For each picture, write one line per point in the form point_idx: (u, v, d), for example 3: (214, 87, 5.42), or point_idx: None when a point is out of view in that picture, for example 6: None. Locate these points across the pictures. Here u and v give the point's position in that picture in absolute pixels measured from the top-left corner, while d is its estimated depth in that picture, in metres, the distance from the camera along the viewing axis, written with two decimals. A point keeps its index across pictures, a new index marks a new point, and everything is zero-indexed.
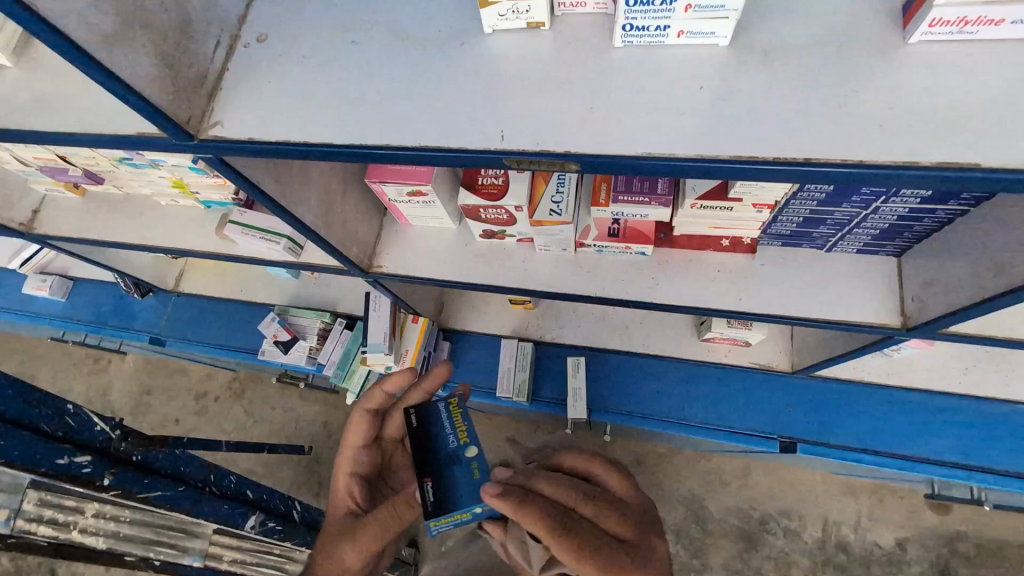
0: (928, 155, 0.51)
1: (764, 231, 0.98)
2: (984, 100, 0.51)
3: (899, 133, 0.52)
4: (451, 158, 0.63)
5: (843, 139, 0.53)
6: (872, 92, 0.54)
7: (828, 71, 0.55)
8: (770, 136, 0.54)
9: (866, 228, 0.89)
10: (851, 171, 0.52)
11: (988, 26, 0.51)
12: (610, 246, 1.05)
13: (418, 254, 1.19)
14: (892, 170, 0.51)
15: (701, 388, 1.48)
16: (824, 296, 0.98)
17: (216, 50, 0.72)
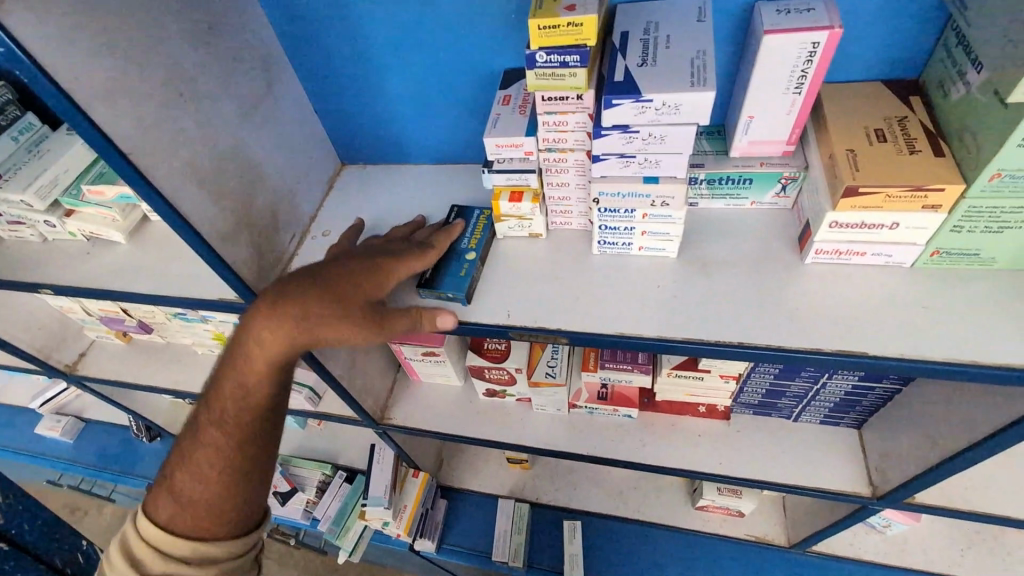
0: (833, 344, 0.66)
1: (734, 400, 1.10)
2: (867, 304, 0.69)
3: (810, 327, 0.68)
4: (468, 330, 0.79)
5: (768, 330, 0.69)
6: (786, 296, 0.72)
7: (751, 279, 0.74)
8: (713, 325, 0.71)
9: (822, 401, 1.01)
10: (778, 354, 0.67)
11: (857, 256, 0.70)
12: (599, 408, 1.17)
13: (426, 409, 1.30)
14: (808, 355, 0.66)
15: (700, 561, 1.45)
16: (798, 463, 1.06)
17: (291, 241, 0.94)
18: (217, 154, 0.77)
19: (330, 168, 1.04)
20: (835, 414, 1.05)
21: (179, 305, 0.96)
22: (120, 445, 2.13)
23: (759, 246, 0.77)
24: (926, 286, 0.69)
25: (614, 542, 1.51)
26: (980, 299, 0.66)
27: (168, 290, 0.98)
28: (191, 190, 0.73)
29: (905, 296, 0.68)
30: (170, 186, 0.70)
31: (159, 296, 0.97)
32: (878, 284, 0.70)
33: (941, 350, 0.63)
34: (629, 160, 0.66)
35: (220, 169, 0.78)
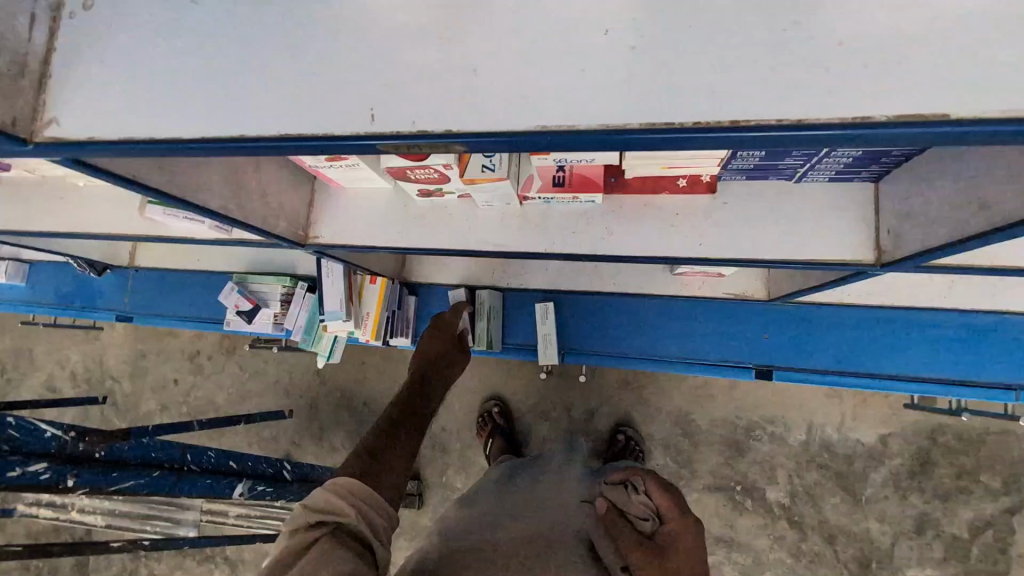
0: (878, 107, 0.42)
1: (723, 167, 0.87)
2: (945, 21, 0.42)
3: (846, 87, 0.43)
4: (328, 145, 0.52)
5: (778, 94, 0.44)
6: (815, 24, 0.44)
7: (760, 1, 0.45)
8: (695, 96, 0.45)
9: (835, 158, 0.78)
10: (787, 134, 0.44)
11: None
12: (556, 197, 0.95)
13: (353, 220, 1.08)
14: (835, 132, 0.43)
15: (676, 323, 1.44)
16: (790, 233, 0.89)
17: (34, 27, 0.56)
18: None
19: None
20: (850, 170, 0.83)
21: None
22: (74, 282, 2.01)
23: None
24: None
25: (589, 314, 1.48)
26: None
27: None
28: None
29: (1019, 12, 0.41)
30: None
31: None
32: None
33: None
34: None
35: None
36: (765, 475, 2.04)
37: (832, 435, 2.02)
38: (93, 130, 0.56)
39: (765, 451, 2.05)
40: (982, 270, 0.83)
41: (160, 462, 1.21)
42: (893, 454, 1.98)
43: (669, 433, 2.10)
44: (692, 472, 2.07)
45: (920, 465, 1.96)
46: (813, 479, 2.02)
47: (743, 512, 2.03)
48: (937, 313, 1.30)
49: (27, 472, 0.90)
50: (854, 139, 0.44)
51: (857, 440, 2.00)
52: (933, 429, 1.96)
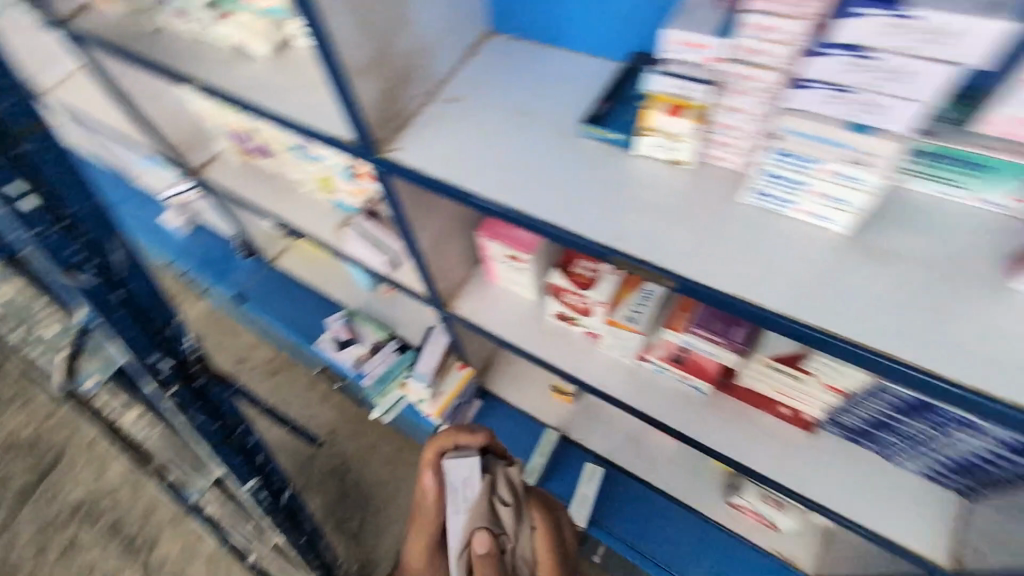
0: (997, 389, 0.58)
1: (829, 416, 0.96)
2: None
3: (884, 331, 0.63)
4: (561, 235, 0.75)
5: (916, 345, 0.62)
6: (961, 320, 0.63)
7: (922, 288, 0.65)
8: (858, 321, 0.64)
9: (938, 456, 0.85)
10: (918, 376, 0.60)
11: None
12: (669, 369, 1.09)
13: (492, 310, 1.26)
14: (881, 359, 0.61)
15: (708, 552, 1.39)
16: (879, 503, 0.92)
17: (421, 96, 0.91)
18: None
19: (477, 31, 0.98)
20: (940, 473, 0.89)
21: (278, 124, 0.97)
22: (218, 252, 2.26)
23: (847, 246, 0.69)
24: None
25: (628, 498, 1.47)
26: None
27: (284, 105, 0.97)
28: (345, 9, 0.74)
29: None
30: (324, 1, 0.71)
31: (272, 115, 0.96)
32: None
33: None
34: (866, 61, 0.56)
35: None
36: None
37: None
38: (422, 166, 0.85)
39: None
40: None
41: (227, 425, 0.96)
42: None
43: None
44: None
45: None
46: None
47: None
48: None
49: None
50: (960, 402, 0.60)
51: None
52: None
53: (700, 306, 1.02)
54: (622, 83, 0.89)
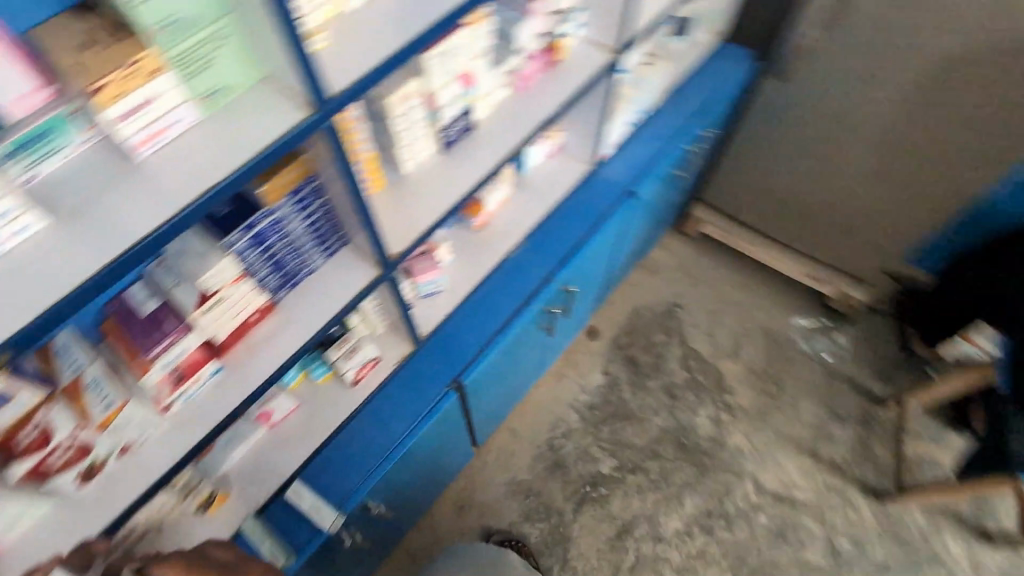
0: (197, 190, 0.89)
1: (265, 289, 1.29)
2: (198, 159, 0.93)
3: (122, 234, 0.85)
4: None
5: (152, 215, 0.87)
6: (152, 186, 0.90)
7: (121, 195, 0.90)
8: (117, 240, 0.85)
9: (305, 241, 1.29)
10: (168, 227, 0.86)
11: (171, 130, 0.94)
12: (187, 389, 1.21)
13: (36, 555, 1.11)
14: (143, 241, 0.84)
15: (383, 413, 1.76)
16: (334, 287, 1.37)
17: None
18: None
19: None
20: (326, 244, 1.36)
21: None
22: None
23: (65, 228, 0.88)
24: (209, 147, 0.94)
25: (321, 473, 1.66)
26: (255, 122, 0.95)
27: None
28: None
29: (197, 168, 0.92)
30: None
31: None
32: (191, 148, 0.94)
33: (219, 175, 0.91)
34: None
35: None
36: (584, 456, 2.87)
37: (581, 396, 3.02)
38: None
39: (573, 447, 2.89)
40: (430, 230, 1.44)
41: None
42: (613, 375, 3.08)
43: (520, 500, 2.77)
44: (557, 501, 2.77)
45: (622, 362, 3.13)
46: (604, 426, 2.95)
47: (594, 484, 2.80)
48: (491, 280, 2.01)
49: None
50: (200, 211, 0.89)
51: (592, 384, 3.06)
52: (609, 343, 3.18)
53: (135, 342, 1.12)
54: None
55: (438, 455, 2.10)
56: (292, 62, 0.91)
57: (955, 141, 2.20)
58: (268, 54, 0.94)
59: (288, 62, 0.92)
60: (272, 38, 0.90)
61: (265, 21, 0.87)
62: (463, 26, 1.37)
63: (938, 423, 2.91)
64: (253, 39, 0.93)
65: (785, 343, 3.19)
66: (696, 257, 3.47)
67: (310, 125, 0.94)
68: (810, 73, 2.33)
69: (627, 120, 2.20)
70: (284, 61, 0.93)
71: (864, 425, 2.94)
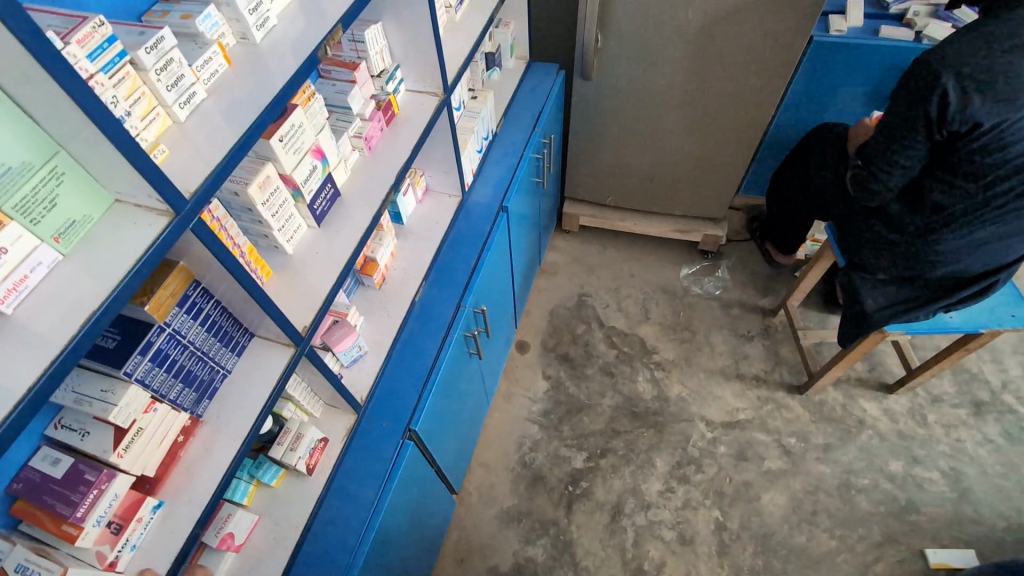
0: (81, 322, 0.84)
1: (183, 409, 1.22)
2: (73, 292, 0.87)
3: (7, 391, 0.77)
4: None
5: (38, 361, 0.80)
6: (26, 337, 0.83)
7: None
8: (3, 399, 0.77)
9: (208, 346, 1.25)
10: (58, 365, 0.80)
11: (30, 277, 0.87)
12: (130, 536, 1.11)
13: None
14: (27, 397, 0.77)
15: (349, 489, 1.72)
16: (255, 383, 1.31)
17: None
18: None
19: None
20: (231, 342, 1.31)
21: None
22: None
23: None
24: (78, 279, 0.88)
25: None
26: (121, 239, 0.91)
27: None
28: None
29: (70, 306, 0.86)
30: None
31: None
32: (61, 286, 0.88)
33: (98, 301, 0.86)
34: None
35: None
36: (555, 459, 2.96)
37: (532, 407, 3.14)
38: None
39: (542, 455, 2.98)
40: (333, 290, 1.46)
41: None
42: (552, 376, 3.24)
43: (511, 524, 2.78)
44: (546, 510, 2.81)
45: (557, 362, 3.29)
46: (563, 423, 3.08)
47: (573, 482, 2.89)
48: (407, 325, 2.05)
49: None
50: (90, 338, 0.84)
51: (539, 393, 3.19)
52: (539, 351, 3.34)
53: (55, 509, 1.04)
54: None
55: (421, 512, 2.05)
56: (136, 178, 0.87)
57: (736, 87, 2.66)
58: (112, 178, 0.90)
59: (133, 181, 0.88)
60: (110, 158, 0.85)
61: (97, 146, 0.83)
62: (295, 106, 1.40)
63: (817, 313, 3.42)
64: (92, 168, 0.89)
65: (683, 292, 3.56)
66: (582, 248, 3.78)
67: (174, 227, 0.92)
68: (608, 72, 2.73)
69: (476, 149, 2.40)
70: (129, 180, 0.89)
71: (767, 336, 3.36)
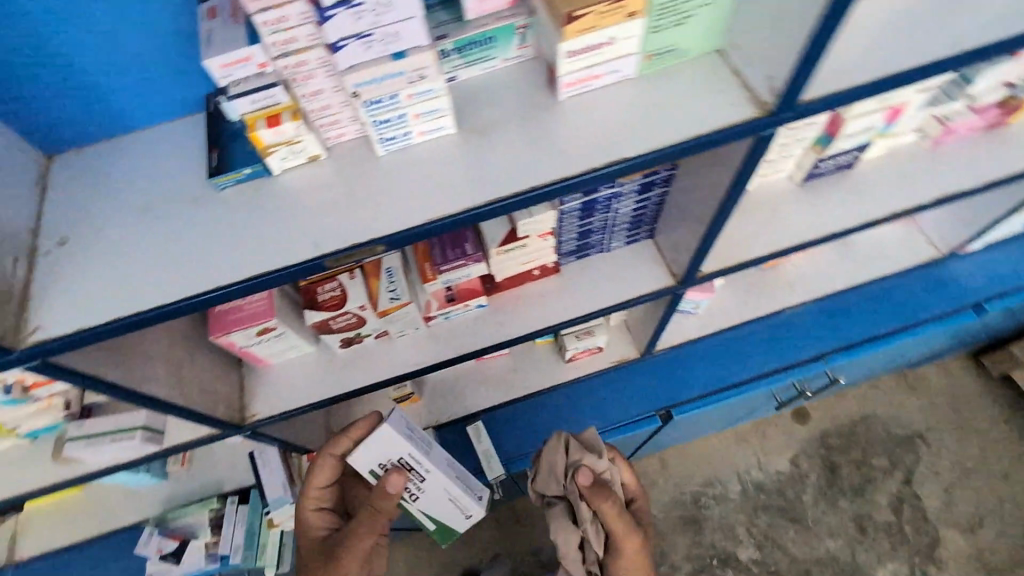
0: (604, 159, 0.75)
1: (558, 253, 1.21)
2: (617, 121, 0.78)
3: (515, 175, 0.75)
4: (270, 280, 0.73)
5: (552, 168, 0.76)
6: (555, 134, 0.78)
7: (524, 131, 0.79)
8: (510, 180, 0.75)
9: (620, 223, 1.17)
10: (564, 184, 0.74)
11: (597, 80, 0.78)
12: (452, 310, 1.21)
13: (289, 387, 1.21)
14: (527, 193, 0.74)
15: (582, 402, 1.71)
16: (618, 281, 1.24)
17: (17, 267, 0.74)
18: None
19: (29, 163, 0.83)
20: (633, 231, 1.22)
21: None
22: None
23: (462, 143, 0.79)
24: (634, 109, 0.78)
25: (507, 424, 1.69)
26: (697, 97, 0.77)
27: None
28: None
29: (605, 135, 0.77)
30: None
31: None
32: (611, 107, 0.79)
33: (631, 148, 0.76)
34: (358, 9, 0.60)
35: None
36: None
37: None
38: (78, 322, 0.71)
39: None
40: (755, 262, 1.19)
41: None
42: None
43: None
44: None
45: None
46: None
47: None
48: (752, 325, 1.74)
49: None
50: (600, 179, 0.76)
51: None
52: None
53: (433, 249, 1.13)
54: (214, 128, 0.82)
55: None
56: (783, 52, 0.69)
57: None
58: (754, 30, 0.73)
59: (771, 49, 0.71)
60: (782, 14, 0.68)
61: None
62: None
63: None
64: (748, 6, 0.73)
65: None
66: None
67: (748, 129, 0.73)
68: None
69: None
70: (770, 47, 0.71)
71: None
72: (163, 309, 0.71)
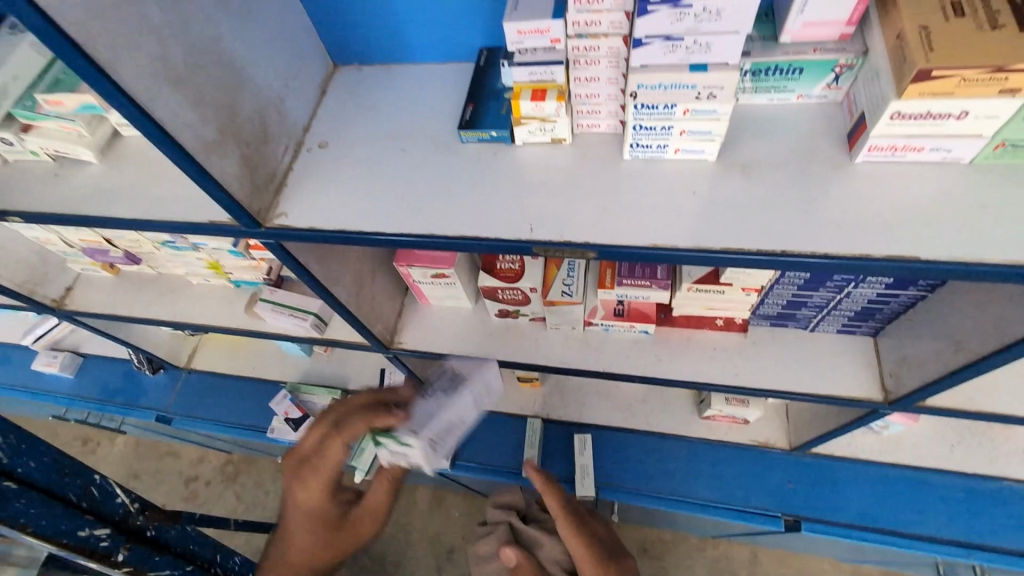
0: (881, 251, 0.62)
1: (752, 312, 1.09)
2: (918, 211, 0.64)
3: (764, 234, 0.66)
4: (475, 245, 0.73)
5: (815, 238, 0.64)
6: (832, 200, 0.66)
7: (795, 185, 0.68)
8: (758, 236, 0.66)
9: (842, 310, 1.01)
10: (821, 262, 0.63)
11: (913, 152, 0.64)
12: (615, 324, 1.15)
13: (437, 332, 1.26)
14: (771, 257, 0.64)
15: (703, 466, 1.57)
16: (808, 367, 1.08)
17: (284, 154, 0.84)
18: (187, 51, 0.66)
19: (322, 69, 0.93)
20: (853, 323, 1.05)
21: (133, 229, 0.88)
22: (124, 379, 2.11)
23: (718, 175, 0.71)
24: (949, 203, 0.63)
25: (616, 450, 1.61)
26: None
27: (132, 211, 0.88)
28: (162, 91, 0.64)
29: (897, 221, 0.64)
30: (128, 80, 0.60)
31: (125, 222, 0.88)
32: (917, 191, 0.65)
33: (929, 249, 0.61)
34: (682, 11, 0.56)
35: (191, 75, 0.67)
36: None
37: None
38: (313, 222, 0.79)
39: None
40: (997, 419, 0.96)
41: (79, 505, 0.86)
42: None
43: None
44: None
45: None
46: None
47: None
48: (945, 476, 1.44)
49: (93, 535, 0.87)
50: (869, 270, 0.63)
51: None
52: None
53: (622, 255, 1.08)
54: (478, 83, 0.85)
55: (692, 526, 1.82)
56: None
57: None
58: None
59: None
60: None
61: None
62: None
63: None
64: None
65: None
66: None
67: None
68: None
69: None
70: None
71: None
72: (377, 237, 0.76)
